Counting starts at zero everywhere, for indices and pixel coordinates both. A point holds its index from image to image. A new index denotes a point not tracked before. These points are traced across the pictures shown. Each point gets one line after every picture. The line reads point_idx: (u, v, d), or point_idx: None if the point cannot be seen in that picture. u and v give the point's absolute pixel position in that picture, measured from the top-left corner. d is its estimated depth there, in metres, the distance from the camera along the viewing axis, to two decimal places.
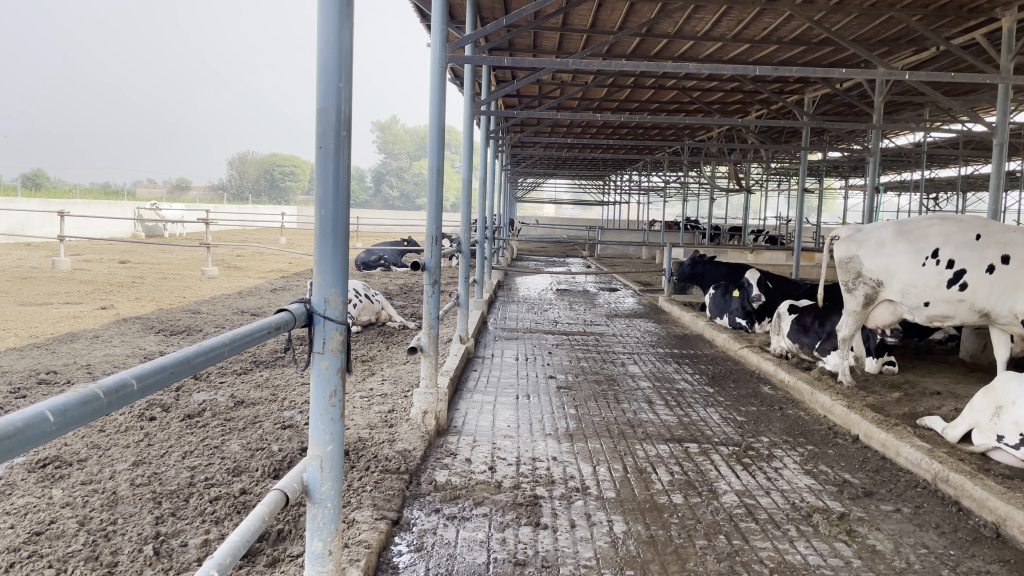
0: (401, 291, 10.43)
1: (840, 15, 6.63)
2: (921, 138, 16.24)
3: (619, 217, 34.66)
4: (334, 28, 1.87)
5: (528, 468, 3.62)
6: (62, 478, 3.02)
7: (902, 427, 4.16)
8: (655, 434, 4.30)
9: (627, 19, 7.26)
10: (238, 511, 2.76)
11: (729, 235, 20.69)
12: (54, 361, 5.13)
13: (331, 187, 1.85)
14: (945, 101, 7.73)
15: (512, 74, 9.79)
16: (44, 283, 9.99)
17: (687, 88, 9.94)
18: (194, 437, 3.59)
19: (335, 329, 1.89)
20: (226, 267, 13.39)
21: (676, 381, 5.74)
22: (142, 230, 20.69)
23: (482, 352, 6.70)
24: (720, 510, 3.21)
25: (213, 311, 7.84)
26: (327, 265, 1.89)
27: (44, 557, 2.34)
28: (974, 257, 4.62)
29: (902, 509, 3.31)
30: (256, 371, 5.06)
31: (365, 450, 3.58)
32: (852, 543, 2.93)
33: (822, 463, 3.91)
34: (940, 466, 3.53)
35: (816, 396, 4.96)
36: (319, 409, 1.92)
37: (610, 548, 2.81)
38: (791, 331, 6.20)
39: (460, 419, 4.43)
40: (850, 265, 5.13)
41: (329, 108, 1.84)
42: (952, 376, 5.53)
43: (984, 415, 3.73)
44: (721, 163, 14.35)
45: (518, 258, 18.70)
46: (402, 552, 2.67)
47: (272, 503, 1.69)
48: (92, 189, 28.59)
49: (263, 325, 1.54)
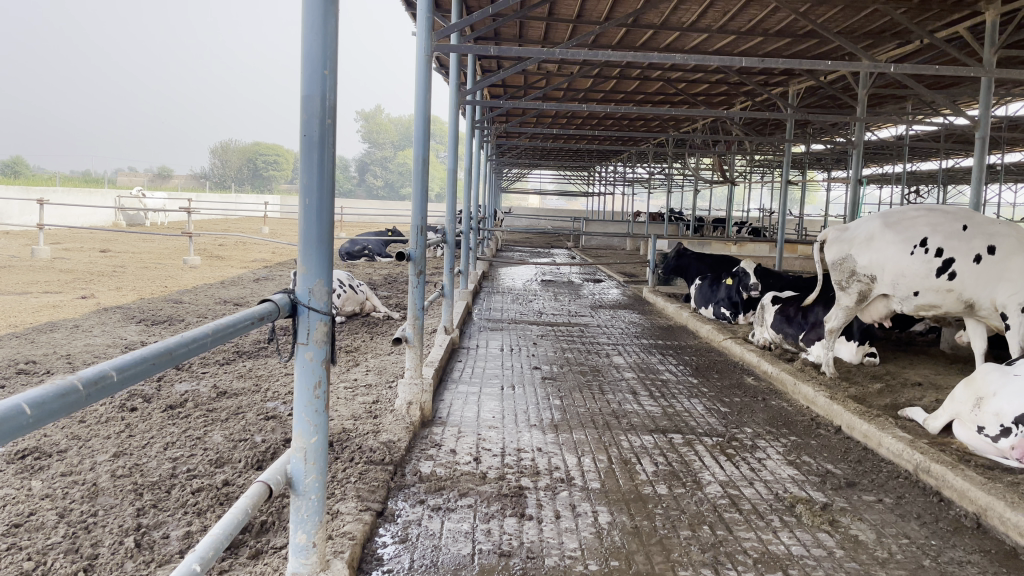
0: (385, 282, 10.36)
1: (825, 7, 6.65)
2: (904, 131, 16.35)
3: (604, 208, 34.62)
4: (319, 14, 1.84)
5: (513, 459, 3.63)
6: (42, 469, 2.97)
7: (884, 419, 4.21)
8: (639, 425, 4.32)
9: (613, 9, 7.25)
10: (221, 502, 2.73)
11: (713, 227, 20.76)
12: (33, 351, 5.05)
13: (316, 175, 1.84)
14: (929, 94, 7.78)
15: (498, 63, 9.73)
16: (22, 272, 9.80)
17: (673, 79, 9.94)
18: (176, 428, 3.55)
19: (320, 320, 1.87)
20: (208, 257, 13.22)
21: (660, 371, 5.77)
22: (123, 219, 20.37)
23: (467, 342, 6.69)
24: (704, 501, 3.23)
25: (195, 301, 7.75)
26: (311, 256, 1.86)
27: (23, 549, 2.31)
28: (962, 246, 4.64)
29: (884, 499, 3.35)
30: (238, 362, 5.01)
31: (350, 441, 3.56)
32: (835, 533, 2.97)
33: (805, 453, 3.95)
34: (921, 457, 3.58)
35: (799, 387, 5.01)
36: (302, 400, 1.90)
37: (595, 539, 2.82)
38: (775, 321, 6.26)
39: (445, 410, 4.43)
40: (844, 266, 5.20)
41: (315, 95, 1.82)
42: (933, 368, 5.61)
43: (965, 407, 3.78)
44: (706, 155, 14.36)
45: (504, 249, 18.67)
46: (386, 544, 2.67)
47: (255, 496, 1.68)
48: (71, 177, 28.08)
49: (245, 316, 1.51)
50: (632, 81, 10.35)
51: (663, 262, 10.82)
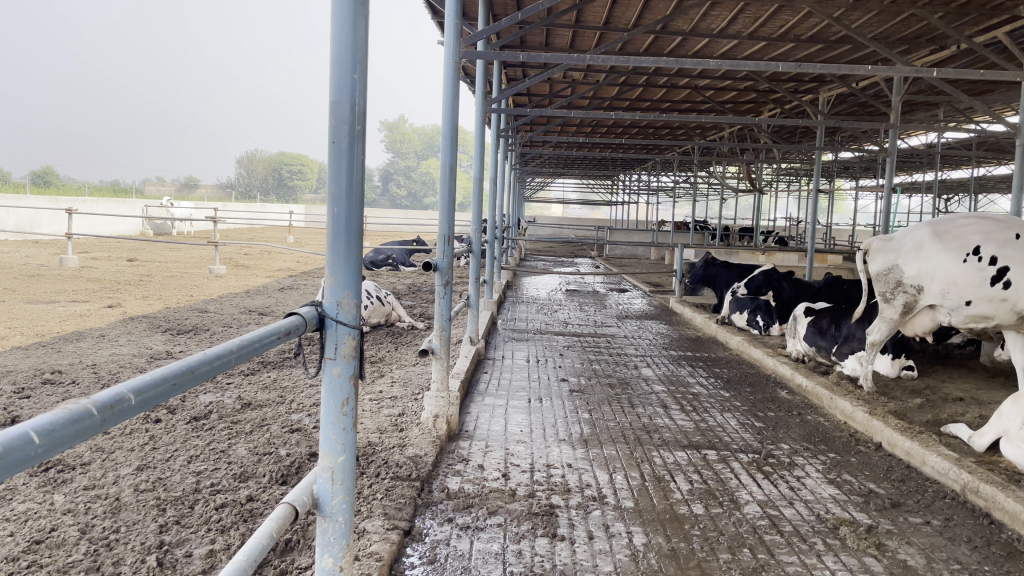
0: (409, 292, 10.33)
1: (859, 12, 6.50)
2: (933, 139, 16.08)
3: (625, 217, 34.57)
4: (349, 16, 1.76)
5: (543, 475, 3.52)
6: (65, 482, 2.93)
7: (927, 435, 4.03)
8: (671, 441, 4.19)
9: (641, 16, 7.16)
10: (245, 519, 2.66)
11: (739, 236, 20.56)
12: (59, 360, 5.06)
13: (344, 183, 1.75)
14: (968, 98, 7.55)
15: (523, 71, 9.70)
16: (52, 281, 9.90)
17: (701, 86, 9.83)
18: (200, 441, 3.50)
19: (348, 333, 1.78)
20: (234, 265, 13.32)
21: (689, 384, 5.62)
22: (150, 228, 20.72)
23: (493, 353, 6.61)
24: (743, 522, 3.09)
25: (220, 310, 7.76)
26: (340, 267, 1.78)
27: (43, 568, 2.25)
28: (1017, 254, 4.37)
29: (932, 521, 3.18)
30: (263, 372, 4.98)
31: (375, 455, 3.49)
32: (882, 557, 2.81)
33: (846, 472, 3.78)
34: (969, 477, 3.40)
35: (836, 402, 4.84)
36: (330, 418, 1.80)
37: (630, 561, 2.70)
38: (808, 333, 6.09)
39: (472, 423, 4.34)
40: (889, 276, 5.03)
41: (343, 100, 1.73)
42: (975, 382, 5.40)
43: (1015, 424, 3.61)
44: (733, 162, 14.14)
45: (526, 259, 18.65)
46: (414, 565, 2.57)
47: (281, 518, 1.57)
48: (101, 186, 28.65)
49: (272, 330, 1.42)
50: (659, 89, 10.28)
51: (689, 272, 10.64)
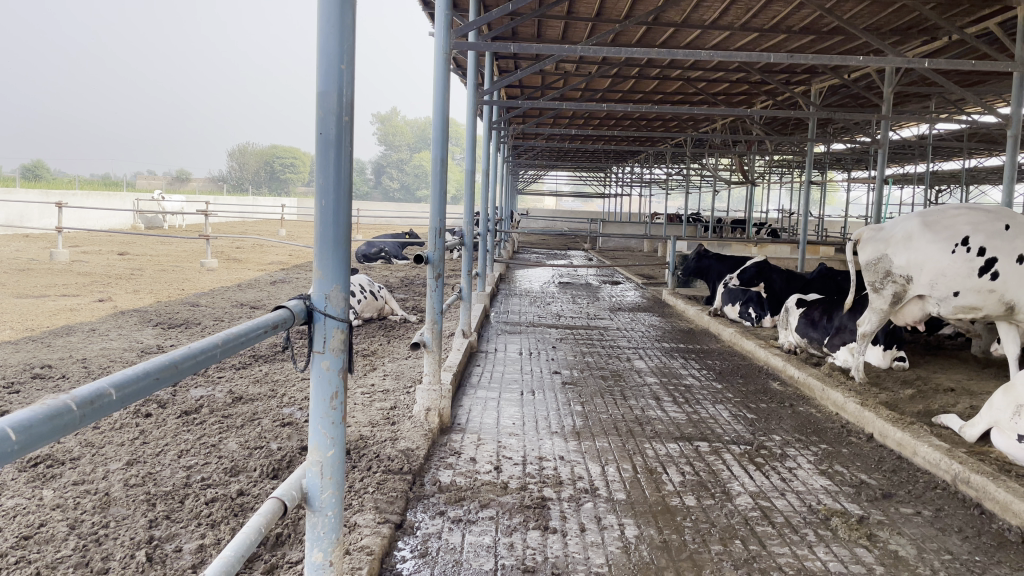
0: (402, 285, 10.30)
1: (851, 3, 6.49)
2: (925, 131, 16.09)
3: (618, 208, 34.57)
4: (335, 6, 1.73)
5: (535, 468, 3.51)
6: (54, 478, 2.91)
7: (918, 426, 4.05)
8: (663, 433, 4.19)
9: (634, 7, 7.11)
10: (235, 513, 2.65)
11: (732, 228, 20.57)
12: (48, 355, 5.02)
13: (332, 174, 1.72)
14: (960, 90, 7.55)
15: (515, 62, 9.63)
16: (42, 275, 9.84)
17: (693, 78, 9.81)
18: (191, 435, 3.48)
19: (337, 327, 1.77)
20: (226, 259, 13.28)
21: (681, 376, 5.62)
22: (141, 221, 20.62)
23: (485, 346, 6.61)
24: (735, 513, 3.10)
25: (211, 303, 7.71)
26: (328, 260, 1.75)
27: (32, 563, 2.24)
28: (1005, 245, 4.45)
29: (922, 511, 3.20)
30: (254, 366, 4.95)
31: (367, 449, 3.47)
32: (873, 548, 2.82)
33: (837, 462, 3.80)
34: (960, 467, 3.42)
35: (828, 394, 4.85)
36: (319, 411, 1.79)
37: (622, 554, 2.70)
38: (799, 325, 6.09)
39: (464, 416, 4.33)
40: (878, 265, 5.04)
41: (330, 91, 1.71)
42: (966, 372, 5.43)
43: (1005, 414, 3.62)
44: (725, 154, 14.15)
45: (519, 251, 18.63)
46: (405, 559, 2.57)
47: (270, 512, 1.56)
48: (92, 179, 28.50)
49: (258, 324, 1.41)
50: (652, 81, 10.25)
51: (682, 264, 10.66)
